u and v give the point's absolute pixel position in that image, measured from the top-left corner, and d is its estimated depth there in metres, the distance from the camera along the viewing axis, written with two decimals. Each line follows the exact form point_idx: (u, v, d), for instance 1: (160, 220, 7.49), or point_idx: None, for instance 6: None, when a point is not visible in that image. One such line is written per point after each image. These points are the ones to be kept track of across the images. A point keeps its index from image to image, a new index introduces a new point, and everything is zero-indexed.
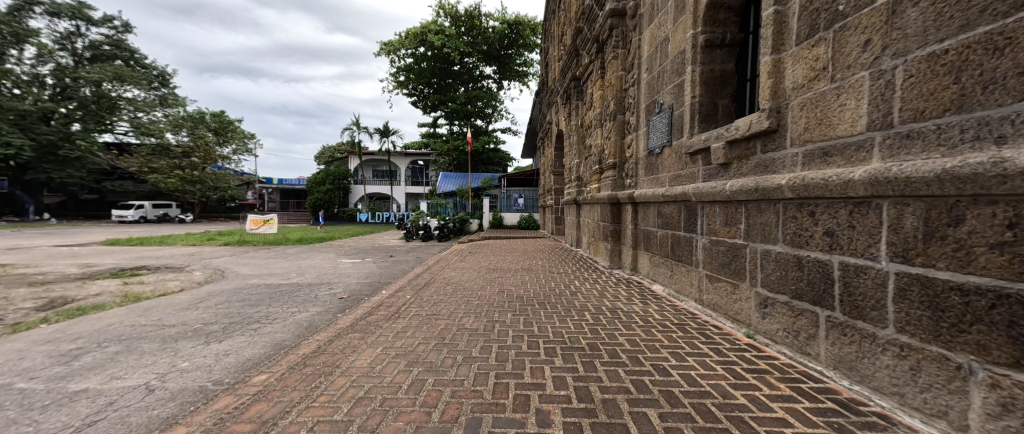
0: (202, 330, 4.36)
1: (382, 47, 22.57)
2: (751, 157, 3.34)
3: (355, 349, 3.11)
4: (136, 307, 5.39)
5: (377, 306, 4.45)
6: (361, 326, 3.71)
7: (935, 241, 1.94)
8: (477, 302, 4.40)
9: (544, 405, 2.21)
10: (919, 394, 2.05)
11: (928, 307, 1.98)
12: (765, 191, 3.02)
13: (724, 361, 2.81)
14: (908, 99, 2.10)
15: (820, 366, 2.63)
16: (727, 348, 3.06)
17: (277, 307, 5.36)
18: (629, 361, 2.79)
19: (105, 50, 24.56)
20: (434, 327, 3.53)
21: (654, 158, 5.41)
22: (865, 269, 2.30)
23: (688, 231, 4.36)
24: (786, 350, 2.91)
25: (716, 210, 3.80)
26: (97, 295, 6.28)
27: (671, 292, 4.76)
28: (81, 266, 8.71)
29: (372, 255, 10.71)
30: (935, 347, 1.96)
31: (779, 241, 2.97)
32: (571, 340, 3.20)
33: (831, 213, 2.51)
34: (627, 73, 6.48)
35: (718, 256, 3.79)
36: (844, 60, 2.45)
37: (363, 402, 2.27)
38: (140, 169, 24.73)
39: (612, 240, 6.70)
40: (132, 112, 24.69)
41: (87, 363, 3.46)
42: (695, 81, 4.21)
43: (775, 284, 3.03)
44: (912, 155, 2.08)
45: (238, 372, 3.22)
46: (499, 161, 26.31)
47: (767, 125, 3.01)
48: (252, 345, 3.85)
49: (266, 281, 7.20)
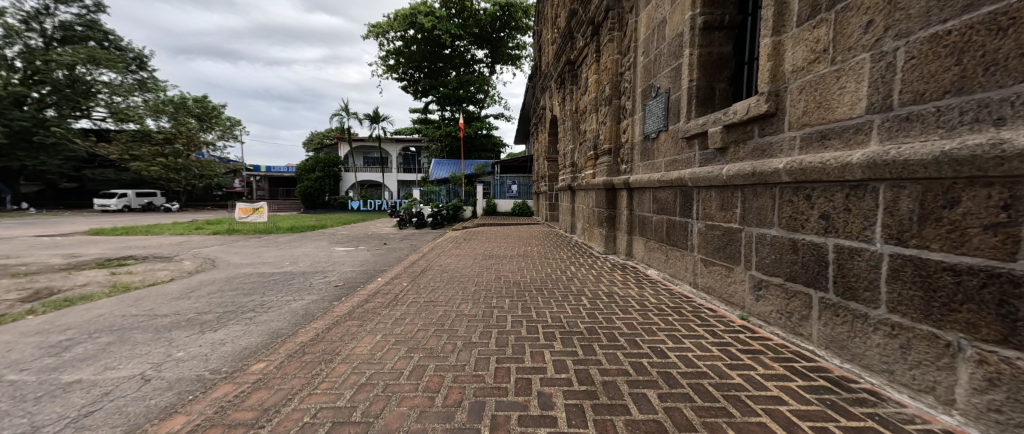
0: (196, 320, 4.33)
1: (370, 29, 21.95)
2: (748, 141, 3.36)
3: (354, 336, 3.12)
4: (126, 297, 5.30)
5: (374, 293, 4.47)
6: (358, 314, 3.74)
7: (931, 223, 1.97)
8: (475, 288, 4.43)
9: (545, 388, 2.23)
10: (908, 371, 2.10)
11: (920, 288, 2.03)
12: (762, 175, 3.05)
13: (719, 342, 2.86)
14: (908, 81, 2.09)
15: (812, 346, 2.70)
16: (721, 329, 3.12)
17: (272, 296, 5.36)
18: (628, 344, 2.82)
19: (77, 31, 23.53)
20: (433, 313, 3.54)
21: (650, 143, 5.43)
22: (859, 251, 2.34)
23: (683, 216, 4.41)
24: (780, 331, 2.99)
25: (712, 195, 3.86)
26: (84, 286, 6.20)
27: (666, 276, 4.85)
28: (64, 257, 8.53)
29: (366, 243, 10.66)
30: (926, 326, 2.01)
31: (775, 225, 3.02)
32: (570, 324, 3.23)
33: (825, 196, 2.56)
34: (623, 57, 6.41)
35: (713, 241, 3.87)
36: (845, 42, 2.44)
37: (365, 388, 2.25)
38: (121, 156, 24.07)
39: (607, 225, 6.73)
40: (109, 96, 23.81)
41: (78, 354, 3.40)
42: (694, 64, 4.18)
43: (771, 267, 3.09)
44: (910, 137, 2.09)
45: (235, 360, 3.21)
46: (492, 147, 26.17)
47: (766, 109, 3.01)
48: (249, 333, 3.87)
49: (258, 270, 7.13)
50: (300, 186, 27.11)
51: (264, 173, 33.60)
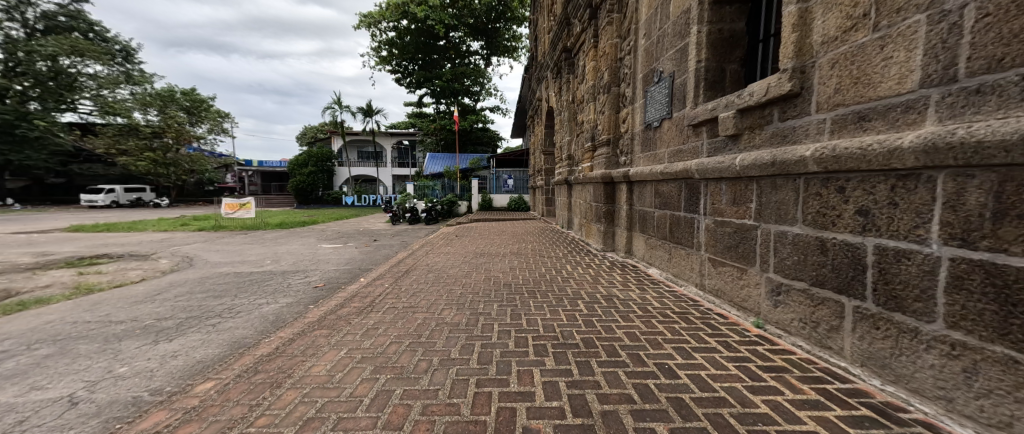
0: (153, 327, 3.94)
1: (362, 19, 21.33)
2: (767, 126, 2.95)
3: (317, 350, 2.73)
4: (84, 301, 4.89)
5: (351, 297, 4.08)
6: (329, 323, 3.35)
7: (1011, 220, 1.60)
8: (461, 291, 4.04)
9: (532, 423, 1.84)
10: (972, 400, 1.74)
11: (994, 300, 1.66)
12: (784, 165, 2.66)
13: (735, 358, 2.48)
14: (980, 44, 1.71)
15: (844, 363, 2.32)
16: (736, 341, 2.74)
17: (244, 299, 4.95)
18: (630, 360, 2.44)
19: (61, 22, 22.86)
20: (411, 321, 3.15)
21: (651, 132, 5.04)
22: (908, 254, 1.95)
23: (689, 212, 4.02)
24: (803, 342, 2.61)
25: (722, 188, 3.47)
26: (46, 287, 5.80)
27: (669, 276, 4.46)
28: (35, 255, 8.10)
29: (355, 240, 10.25)
30: (1000, 348, 1.64)
31: (799, 222, 2.64)
32: (564, 335, 2.84)
33: (864, 188, 2.17)
34: (622, 40, 5.99)
35: (723, 239, 3.48)
36: (892, 3, 2.04)
37: (312, 424, 1.86)
38: (108, 150, 23.47)
39: (605, 221, 6.35)
40: (95, 89, 23.21)
41: (5, 371, 3.01)
42: (702, 43, 3.77)
43: (793, 269, 2.71)
44: (981, 115, 1.71)
45: (182, 378, 2.83)
46: (488, 140, 25.71)
47: (789, 88, 2.62)
48: (207, 344, 3.47)
49: (236, 269, 6.73)
50: (293, 181, 26.54)
51: (257, 168, 33.05)
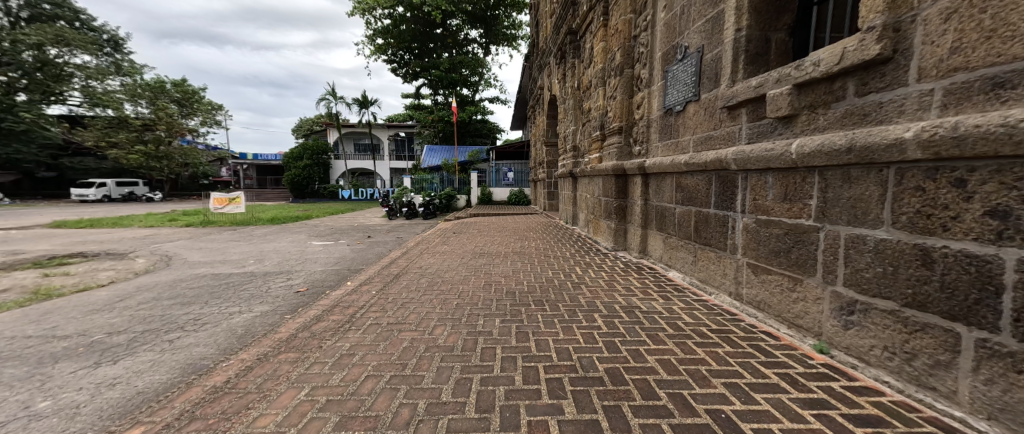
0: (100, 344, 3.38)
1: (355, 7, 20.49)
2: (835, 104, 2.36)
3: (275, 386, 2.17)
4: (34, 309, 4.35)
5: (331, 308, 3.51)
6: (298, 344, 2.77)
7: None
8: (457, 302, 3.46)
9: None
10: None
11: None
12: (867, 151, 2.07)
13: (810, 400, 1.93)
14: None
15: (957, 410, 1.78)
16: (801, 373, 2.18)
17: (215, 306, 4.39)
18: (677, 405, 1.89)
19: (45, 10, 22.13)
20: (394, 344, 2.59)
21: (672, 117, 4.45)
22: None
23: (722, 209, 3.43)
24: (889, 377, 2.06)
25: (768, 180, 2.88)
26: (1, 292, 5.24)
27: (695, 282, 3.88)
28: (3, 255, 7.53)
29: (347, 236, 9.68)
30: None
31: (884, 224, 2.05)
32: (584, 365, 2.28)
33: (1001, 182, 1.62)
34: (637, 16, 5.36)
35: (769, 242, 2.90)
36: None
37: None
38: (98, 143, 22.89)
39: (617, 217, 5.76)
40: (82, 80, 22.51)
41: None
42: (743, 8, 3.15)
43: (874, 283, 2.13)
44: None
45: (112, 419, 2.29)
46: (488, 132, 25.04)
47: (877, 51, 2.03)
48: (155, 368, 2.91)
49: (216, 271, 6.17)
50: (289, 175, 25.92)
51: (253, 161, 32.38)
